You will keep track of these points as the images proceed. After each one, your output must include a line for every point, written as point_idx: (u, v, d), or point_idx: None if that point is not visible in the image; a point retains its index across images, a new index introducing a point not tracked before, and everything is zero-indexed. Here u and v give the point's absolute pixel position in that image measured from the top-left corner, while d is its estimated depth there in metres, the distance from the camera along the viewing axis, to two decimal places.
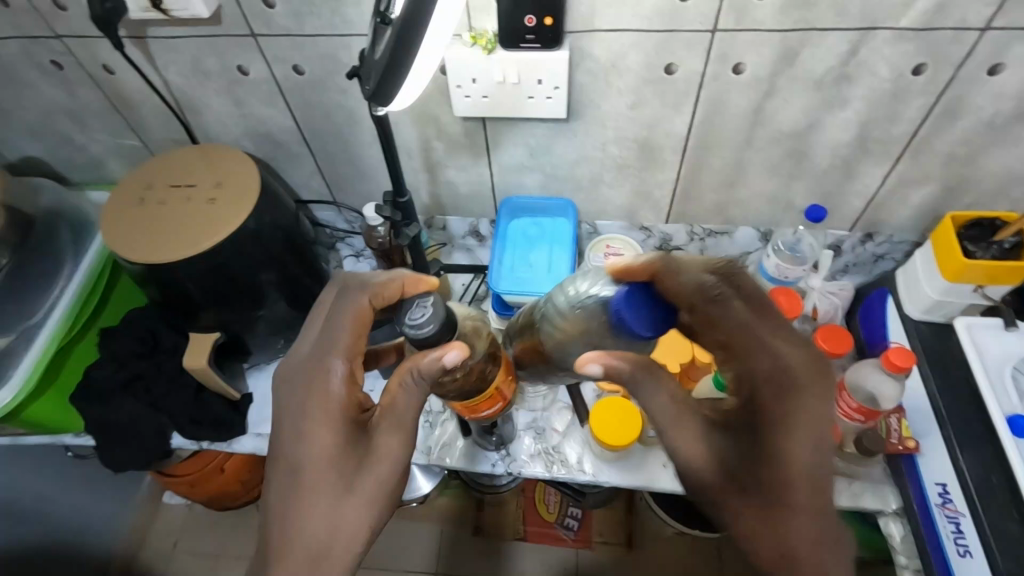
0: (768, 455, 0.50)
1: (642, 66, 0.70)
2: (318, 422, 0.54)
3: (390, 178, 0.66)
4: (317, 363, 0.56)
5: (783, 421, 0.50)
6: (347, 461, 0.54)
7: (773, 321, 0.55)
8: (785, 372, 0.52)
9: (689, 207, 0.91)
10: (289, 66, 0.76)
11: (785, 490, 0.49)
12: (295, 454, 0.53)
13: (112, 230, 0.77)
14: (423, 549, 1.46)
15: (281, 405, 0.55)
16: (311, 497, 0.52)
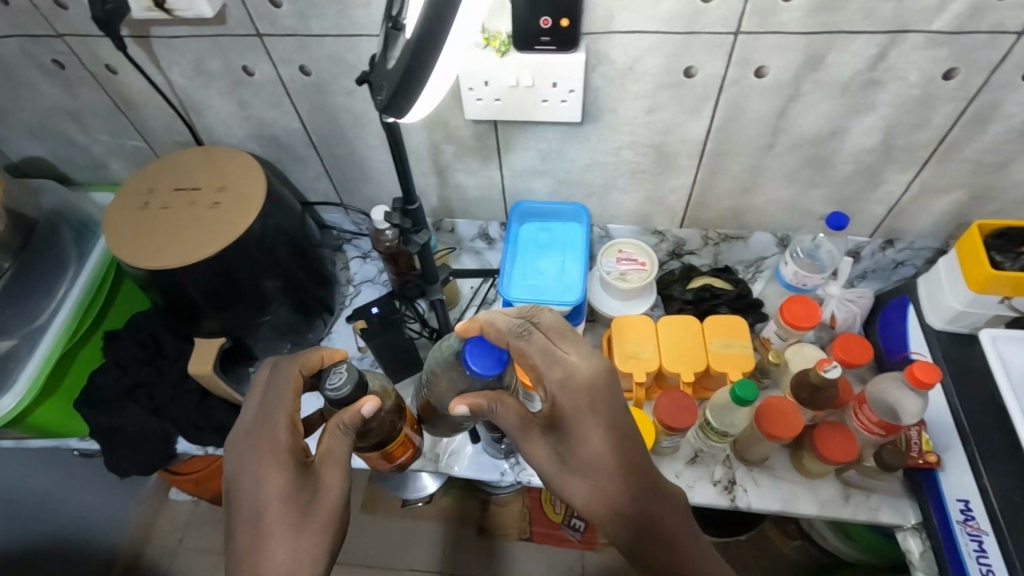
0: (602, 452, 0.57)
1: (660, 70, 0.68)
2: (266, 477, 0.57)
3: (400, 185, 0.64)
4: (263, 426, 0.60)
5: (607, 417, 0.58)
6: (300, 508, 0.56)
7: (564, 337, 0.61)
8: (573, 382, 0.58)
9: (705, 212, 0.89)
10: (295, 67, 0.73)
11: (633, 479, 0.57)
12: (251, 511, 0.56)
13: (115, 236, 0.75)
14: (427, 548, 1.46)
15: (232, 472, 0.58)
16: (272, 549, 0.54)
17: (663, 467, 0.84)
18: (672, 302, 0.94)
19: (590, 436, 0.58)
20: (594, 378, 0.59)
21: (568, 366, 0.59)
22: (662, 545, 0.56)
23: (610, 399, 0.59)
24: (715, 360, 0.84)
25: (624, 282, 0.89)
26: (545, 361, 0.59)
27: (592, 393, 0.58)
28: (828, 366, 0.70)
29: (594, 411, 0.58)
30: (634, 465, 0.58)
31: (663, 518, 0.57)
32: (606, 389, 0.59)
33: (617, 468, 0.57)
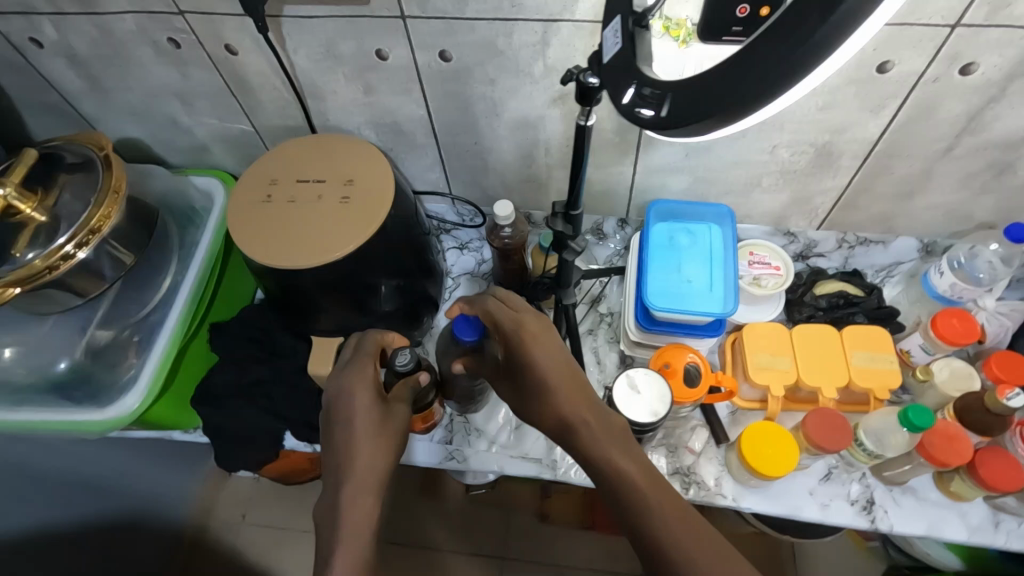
0: (545, 381, 0.62)
1: (851, 65, 0.61)
2: (354, 393, 0.64)
3: (567, 191, 0.58)
4: (352, 363, 0.69)
5: (552, 353, 0.63)
6: (381, 428, 0.63)
7: (519, 302, 0.69)
8: (518, 330, 0.65)
9: (849, 215, 0.83)
10: (436, 52, 0.68)
11: (574, 402, 0.60)
12: (342, 420, 0.63)
13: (242, 230, 0.71)
14: (491, 536, 1.44)
15: (329, 395, 0.66)
16: (360, 450, 0.59)
17: (795, 485, 0.80)
18: (800, 307, 0.88)
19: (535, 368, 0.63)
20: (538, 326, 0.65)
21: (515, 318, 0.66)
22: (597, 459, 0.56)
23: (558, 343, 0.65)
24: (857, 376, 0.79)
25: (757, 287, 0.83)
26: (501, 315, 0.67)
27: (535, 336, 0.65)
28: (1011, 394, 0.69)
29: (540, 349, 0.63)
30: (573, 390, 0.61)
31: (598, 439, 0.57)
32: (550, 338, 0.65)
33: (562, 393, 0.61)
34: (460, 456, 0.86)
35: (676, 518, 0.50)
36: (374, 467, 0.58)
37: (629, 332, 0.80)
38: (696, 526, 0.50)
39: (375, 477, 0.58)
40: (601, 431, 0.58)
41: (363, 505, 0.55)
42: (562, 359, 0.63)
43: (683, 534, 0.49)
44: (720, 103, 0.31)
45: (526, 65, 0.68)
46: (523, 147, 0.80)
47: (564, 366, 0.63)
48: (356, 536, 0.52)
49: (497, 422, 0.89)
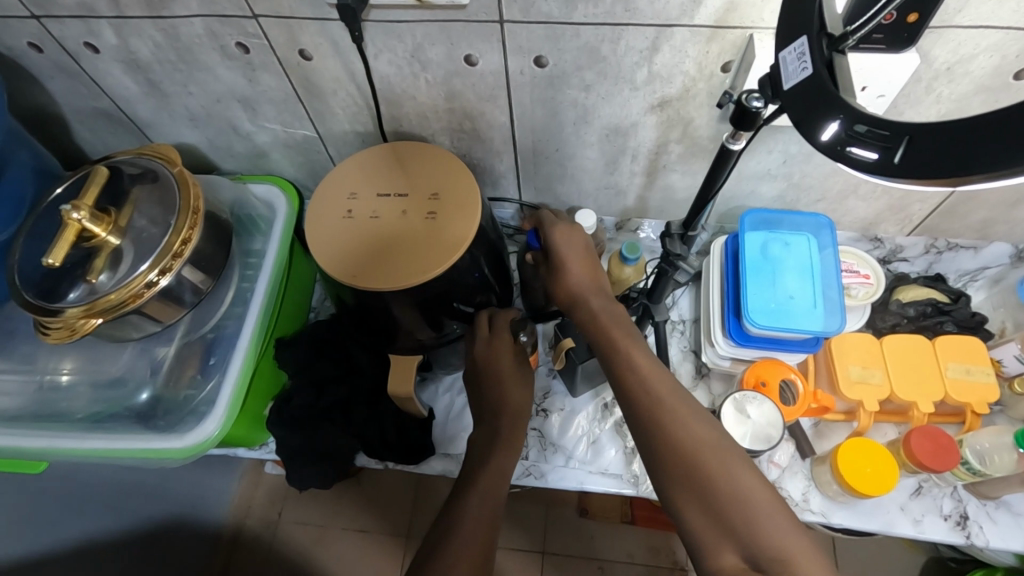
0: (560, 268, 0.68)
1: (986, 71, 0.57)
2: (500, 360, 0.74)
3: (688, 214, 0.57)
4: (492, 337, 0.76)
5: (574, 249, 0.69)
6: (524, 383, 0.76)
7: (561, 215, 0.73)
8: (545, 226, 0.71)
9: (946, 222, 0.79)
10: (531, 58, 0.63)
11: (589, 291, 0.66)
12: (491, 384, 0.74)
13: (321, 243, 0.68)
14: (530, 530, 1.43)
15: (478, 357, 0.75)
16: (509, 401, 0.73)
17: (886, 499, 0.78)
18: (884, 316, 0.84)
19: (556, 256, 0.68)
20: (576, 233, 0.70)
21: (554, 220, 0.71)
22: (602, 343, 0.62)
23: (585, 244, 0.70)
24: (952, 389, 0.76)
25: (846, 297, 0.80)
26: (544, 215, 0.72)
27: (564, 233, 0.69)
28: None
29: (568, 245, 0.69)
30: (586, 274, 0.67)
31: (596, 317, 0.64)
32: (575, 236, 0.70)
33: (578, 278, 0.67)
34: (537, 472, 0.84)
35: (673, 396, 0.57)
36: (502, 407, 0.73)
37: (718, 345, 0.76)
38: (690, 403, 0.57)
39: (517, 422, 0.72)
40: (618, 325, 0.63)
41: (501, 440, 0.70)
42: (586, 259, 0.69)
43: (680, 408, 0.56)
44: (983, 162, 0.28)
45: (628, 71, 0.63)
46: (608, 154, 0.76)
47: (583, 261, 0.68)
48: (497, 454, 0.69)
49: (572, 436, 0.86)
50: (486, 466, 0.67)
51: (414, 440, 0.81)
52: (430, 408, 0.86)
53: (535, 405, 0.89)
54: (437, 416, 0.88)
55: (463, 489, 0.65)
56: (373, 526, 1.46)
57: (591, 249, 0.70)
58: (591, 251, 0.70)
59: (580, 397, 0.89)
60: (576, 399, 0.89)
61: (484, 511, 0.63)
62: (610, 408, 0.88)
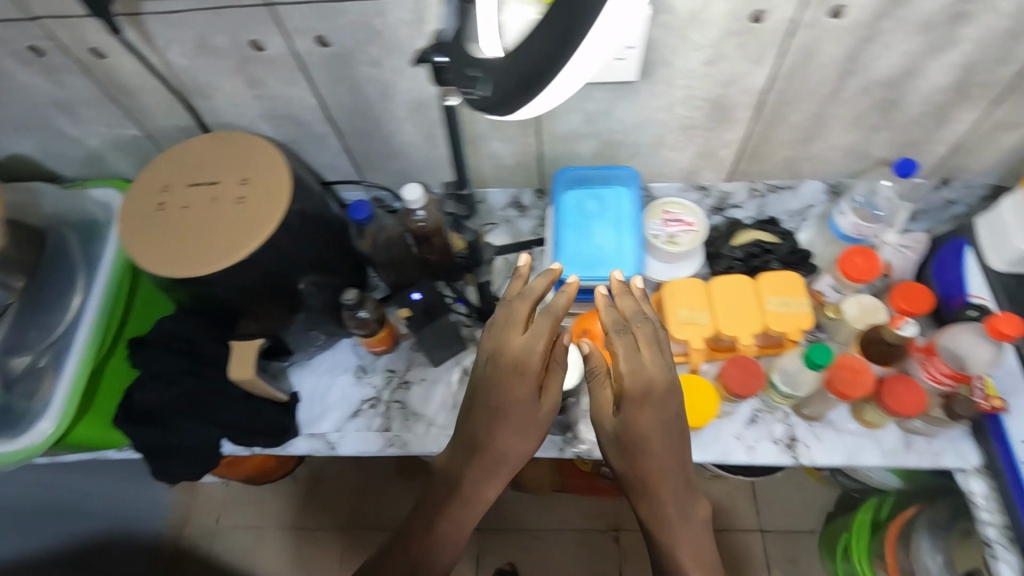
0: (638, 439, 0.62)
1: (727, 16, 0.61)
2: (509, 390, 0.64)
3: (455, 172, 0.58)
4: (508, 357, 0.63)
5: (657, 417, 0.62)
6: (519, 426, 0.65)
7: (653, 351, 0.63)
8: (646, 386, 0.62)
9: (755, 165, 0.84)
10: (312, 38, 0.65)
11: (660, 455, 0.63)
12: (484, 418, 0.65)
13: (134, 239, 0.69)
14: None
15: (484, 354, 0.65)
16: (493, 446, 0.65)
17: (723, 430, 0.83)
18: (719, 260, 0.89)
19: (641, 426, 0.62)
20: (662, 374, 0.62)
21: (644, 389, 0.62)
22: (636, 452, 0.63)
23: (674, 416, 0.63)
24: (772, 321, 0.81)
25: (674, 245, 0.84)
26: (638, 365, 0.62)
27: (650, 390, 0.62)
28: (903, 325, 0.73)
29: (646, 420, 0.62)
30: (662, 431, 0.62)
31: (641, 428, 0.62)
32: (662, 395, 0.62)
33: (653, 440, 0.62)
34: (400, 442, 0.87)
35: (676, 512, 0.63)
36: (492, 456, 0.66)
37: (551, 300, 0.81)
38: (687, 514, 0.64)
39: (491, 465, 0.66)
40: (666, 496, 0.63)
41: (461, 487, 0.67)
42: (670, 420, 0.63)
43: (676, 523, 0.63)
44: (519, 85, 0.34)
45: (407, 44, 0.65)
46: (425, 128, 0.78)
47: (668, 425, 0.63)
48: (458, 504, 0.67)
49: (433, 404, 0.89)
50: (461, 490, 0.67)
51: (274, 425, 0.84)
52: (294, 392, 0.89)
53: (398, 377, 0.92)
54: (304, 398, 0.91)
55: (442, 510, 0.67)
56: None
57: (679, 415, 0.63)
58: (679, 410, 0.63)
59: (440, 367, 0.92)
60: (437, 369, 0.92)
61: (456, 530, 0.67)
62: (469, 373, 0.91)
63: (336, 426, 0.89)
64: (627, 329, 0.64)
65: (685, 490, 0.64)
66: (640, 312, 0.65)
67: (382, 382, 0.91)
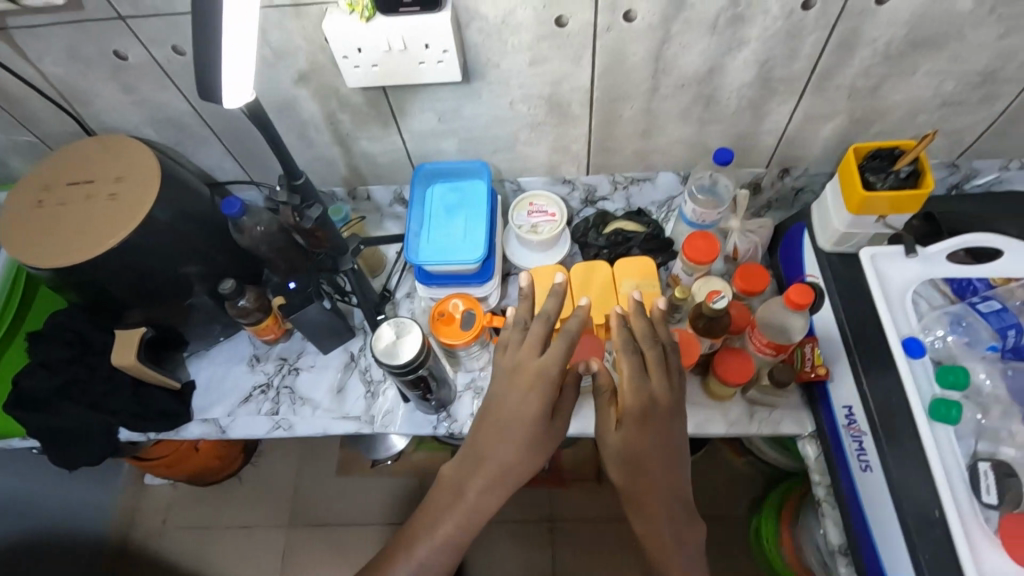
0: (638, 458, 0.64)
1: (533, 22, 0.68)
2: (522, 406, 0.64)
3: (281, 162, 0.64)
4: (521, 374, 0.65)
5: (658, 437, 0.64)
6: (531, 441, 0.65)
7: (660, 373, 0.64)
8: (651, 404, 0.64)
9: (609, 158, 0.91)
10: (169, 48, 0.72)
11: (660, 474, 0.64)
12: (494, 433, 0.66)
13: (15, 234, 0.77)
14: (403, 501, 1.51)
15: (502, 371, 0.66)
16: (499, 458, 0.66)
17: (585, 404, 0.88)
18: (588, 248, 0.95)
19: (644, 442, 0.64)
20: (665, 395, 0.64)
21: (653, 407, 0.64)
22: (639, 470, 0.64)
23: (675, 438, 0.65)
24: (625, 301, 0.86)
25: (536, 234, 0.90)
26: (647, 385, 0.64)
27: (653, 411, 0.64)
28: (716, 299, 0.75)
29: (647, 440, 0.64)
30: (665, 450, 0.64)
31: (644, 445, 0.64)
32: (666, 416, 0.64)
33: (654, 459, 0.64)
34: (286, 424, 0.92)
35: (672, 537, 0.64)
36: (495, 471, 0.66)
37: (419, 288, 0.87)
38: (684, 543, 0.64)
39: (489, 477, 0.66)
40: (664, 515, 0.64)
41: (463, 495, 0.67)
42: (668, 442, 0.65)
43: (671, 549, 0.64)
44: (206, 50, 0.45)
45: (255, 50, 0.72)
46: (296, 128, 0.85)
47: (667, 447, 0.64)
48: (461, 514, 0.67)
49: (320, 389, 0.95)
50: (463, 501, 0.67)
51: (165, 410, 0.90)
52: (190, 379, 0.95)
53: (289, 364, 0.97)
54: (200, 385, 0.96)
55: (441, 518, 0.68)
56: (253, 520, 1.52)
57: (680, 439, 0.66)
58: (680, 432, 0.66)
59: (329, 354, 0.98)
60: (327, 356, 0.98)
61: (453, 540, 0.67)
62: (355, 359, 0.97)
63: (228, 411, 0.94)
64: (638, 351, 0.64)
65: (686, 516, 0.65)
66: (650, 333, 0.65)
67: (273, 368, 0.97)
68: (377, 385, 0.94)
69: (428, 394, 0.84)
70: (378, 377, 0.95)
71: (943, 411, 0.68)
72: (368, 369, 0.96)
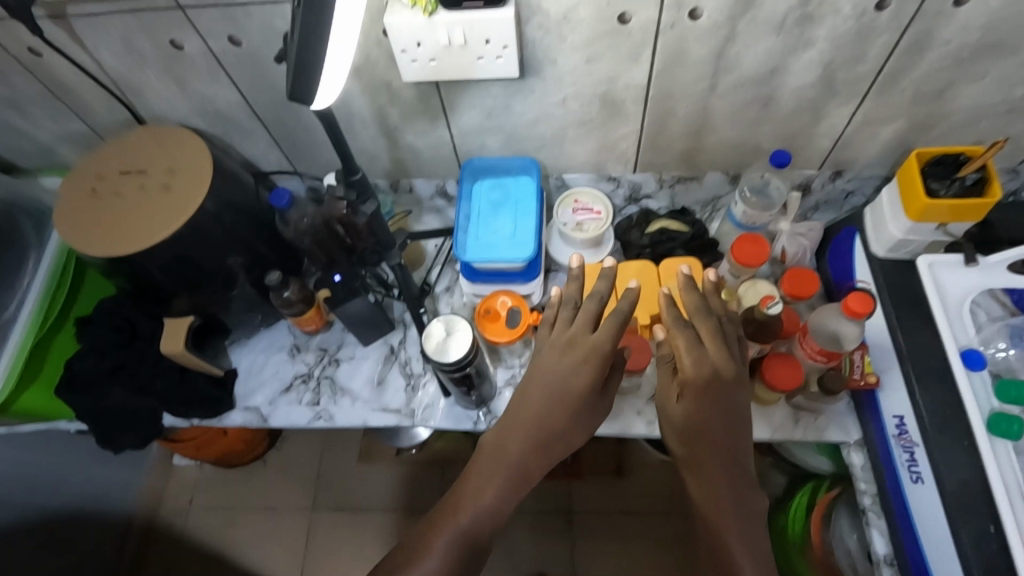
0: (696, 425, 0.65)
1: (595, 18, 0.67)
2: (577, 371, 0.65)
3: (340, 158, 0.64)
4: (575, 342, 0.65)
5: (719, 403, 0.65)
6: (581, 404, 0.66)
7: (719, 343, 0.65)
8: (712, 370, 0.65)
9: (657, 157, 0.90)
10: (225, 39, 0.71)
11: (718, 440, 0.64)
12: (545, 397, 0.66)
13: (69, 222, 0.77)
14: (427, 490, 1.51)
15: (555, 340, 0.67)
16: (548, 423, 0.66)
17: (626, 405, 0.87)
18: (630, 247, 0.94)
19: (704, 407, 0.65)
20: (726, 365, 0.65)
21: (710, 374, 0.65)
22: (698, 436, 0.65)
23: (734, 406, 0.65)
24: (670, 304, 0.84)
25: (580, 232, 0.89)
26: (705, 353, 0.65)
27: (714, 380, 0.64)
28: (771, 304, 0.74)
29: (707, 406, 0.65)
30: (724, 415, 0.65)
31: (704, 407, 0.65)
32: (727, 382, 0.65)
33: (712, 422, 0.64)
34: (327, 414, 0.93)
35: (731, 503, 0.62)
36: (545, 434, 0.66)
37: (464, 284, 0.87)
38: (742, 511, 0.62)
39: (536, 439, 0.66)
40: (725, 483, 0.63)
41: (510, 459, 0.65)
42: (726, 408, 0.65)
43: (730, 517, 0.62)
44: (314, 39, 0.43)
45: None
46: (343, 121, 0.85)
47: (726, 413, 0.65)
48: (507, 476, 0.64)
49: (360, 380, 0.95)
50: (507, 465, 0.65)
51: (208, 396, 0.90)
52: (232, 367, 0.95)
53: (329, 356, 0.98)
54: (242, 373, 0.97)
55: (483, 483, 0.65)
56: (279, 503, 1.53)
57: (740, 407, 0.66)
58: (740, 401, 0.66)
59: (369, 346, 0.98)
60: (366, 348, 0.98)
61: (496, 507, 0.64)
62: (395, 352, 0.97)
63: (270, 399, 0.95)
64: (693, 326, 0.67)
65: (745, 485, 0.64)
66: (703, 308, 0.67)
67: (314, 359, 0.98)
68: (417, 378, 0.94)
69: (471, 388, 0.84)
70: (418, 371, 0.95)
71: (1004, 426, 0.68)
72: (408, 363, 0.96)
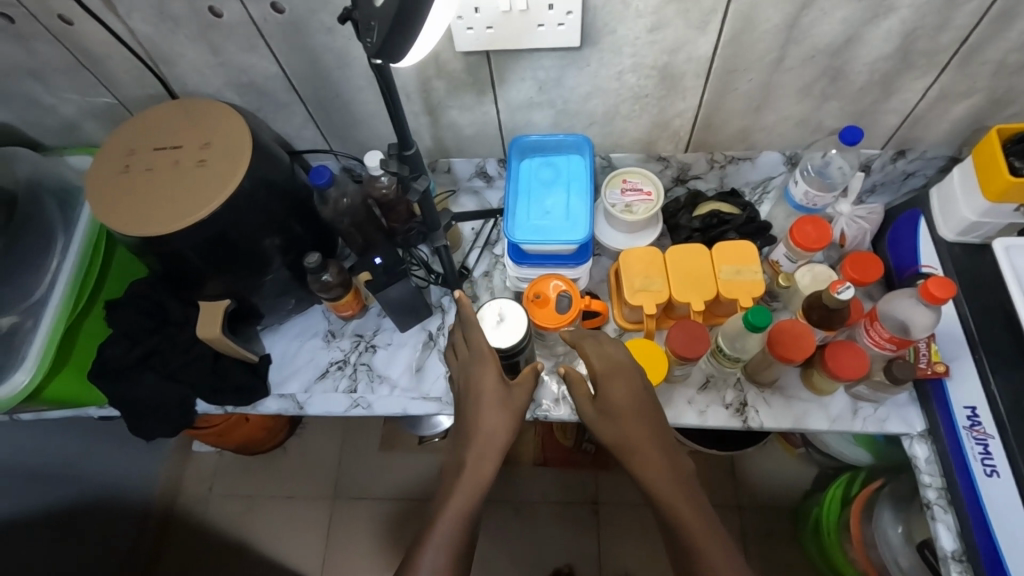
0: (618, 411, 0.68)
1: None
2: (482, 371, 0.69)
3: (395, 132, 0.61)
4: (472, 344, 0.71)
5: (628, 387, 0.69)
6: (503, 404, 0.69)
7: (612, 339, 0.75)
8: (618, 360, 0.72)
9: (710, 135, 0.86)
10: (267, 5, 0.67)
11: (636, 424, 0.67)
12: (473, 405, 0.69)
13: (100, 200, 0.74)
14: None
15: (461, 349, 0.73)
16: (483, 424, 0.67)
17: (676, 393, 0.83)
18: (679, 230, 0.90)
19: (615, 393, 0.69)
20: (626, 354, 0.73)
21: (609, 362, 0.71)
22: (623, 422, 0.67)
23: (643, 390, 0.70)
24: (725, 289, 0.81)
25: (629, 215, 0.85)
26: (601, 348, 0.73)
27: (620, 368, 0.71)
28: (841, 289, 0.70)
29: (616, 388, 0.69)
30: (638, 400, 0.69)
31: (620, 393, 0.69)
32: (629, 369, 0.71)
33: (626, 405, 0.68)
34: (364, 402, 0.90)
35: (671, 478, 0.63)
36: (484, 437, 0.67)
37: (512, 267, 0.84)
38: (686, 486, 0.63)
39: (487, 454, 0.66)
40: (658, 457, 0.65)
41: (464, 465, 0.65)
42: (637, 393, 0.69)
43: (674, 491, 0.61)
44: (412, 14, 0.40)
45: None
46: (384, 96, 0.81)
47: (638, 396, 0.69)
48: (467, 483, 0.63)
49: (397, 367, 0.92)
50: (463, 477, 0.64)
51: (242, 385, 0.87)
52: (266, 352, 0.92)
53: (365, 342, 0.95)
54: (276, 359, 0.94)
55: (446, 496, 0.63)
56: (300, 491, 1.51)
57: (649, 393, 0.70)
58: (647, 390, 0.70)
59: (407, 332, 0.95)
60: (403, 334, 0.95)
61: (462, 513, 0.61)
62: (434, 338, 0.94)
63: (305, 387, 0.92)
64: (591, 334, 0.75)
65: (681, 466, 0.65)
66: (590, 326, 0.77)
67: (350, 345, 0.95)
68: None
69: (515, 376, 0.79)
70: None
71: None
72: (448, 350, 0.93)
